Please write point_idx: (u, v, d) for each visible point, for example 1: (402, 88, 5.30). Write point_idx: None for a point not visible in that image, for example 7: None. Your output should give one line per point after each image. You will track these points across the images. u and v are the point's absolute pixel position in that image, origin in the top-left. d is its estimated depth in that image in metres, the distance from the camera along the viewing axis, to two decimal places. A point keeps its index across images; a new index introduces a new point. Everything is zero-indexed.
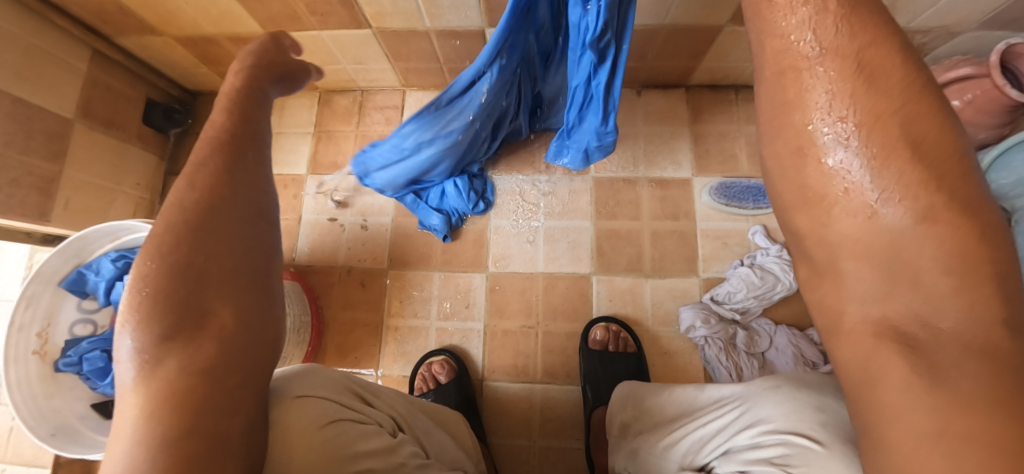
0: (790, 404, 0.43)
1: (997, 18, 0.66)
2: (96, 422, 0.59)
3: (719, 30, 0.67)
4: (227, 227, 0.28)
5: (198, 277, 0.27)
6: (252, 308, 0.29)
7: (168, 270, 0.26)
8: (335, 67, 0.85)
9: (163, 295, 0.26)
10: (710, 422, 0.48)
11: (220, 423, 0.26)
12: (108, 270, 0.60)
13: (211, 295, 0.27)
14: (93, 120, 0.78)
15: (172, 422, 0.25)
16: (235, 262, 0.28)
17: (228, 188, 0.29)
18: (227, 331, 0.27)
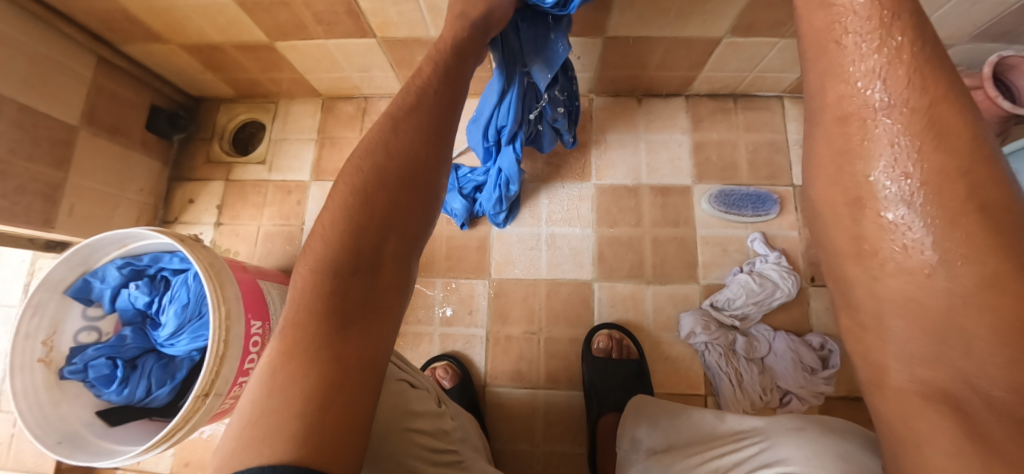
0: (809, 448, 0.44)
1: (989, 31, 0.67)
2: (101, 429, 0.58)
3: (718, 42, 0.69)
4: (397, 196, 0.37)
5: (381, 231, 0.35)
6: (406, 265, 0.37)
7: (353, 224, 0.34)
8: (340, 74, 0.86)
9: (350, 240, 0.34)
10: (735, 457, 0.49)
11: (376, 349, 0.33)
12: (114, 277, 0.62)
13: (387, 246, 0.35)
14: (98, 127, 0.79)
15: (337, 343, 0.31)
16: (404, 226, 0.37)
17: (392, 192, 0.37)
18: (389, 279, 0.35)
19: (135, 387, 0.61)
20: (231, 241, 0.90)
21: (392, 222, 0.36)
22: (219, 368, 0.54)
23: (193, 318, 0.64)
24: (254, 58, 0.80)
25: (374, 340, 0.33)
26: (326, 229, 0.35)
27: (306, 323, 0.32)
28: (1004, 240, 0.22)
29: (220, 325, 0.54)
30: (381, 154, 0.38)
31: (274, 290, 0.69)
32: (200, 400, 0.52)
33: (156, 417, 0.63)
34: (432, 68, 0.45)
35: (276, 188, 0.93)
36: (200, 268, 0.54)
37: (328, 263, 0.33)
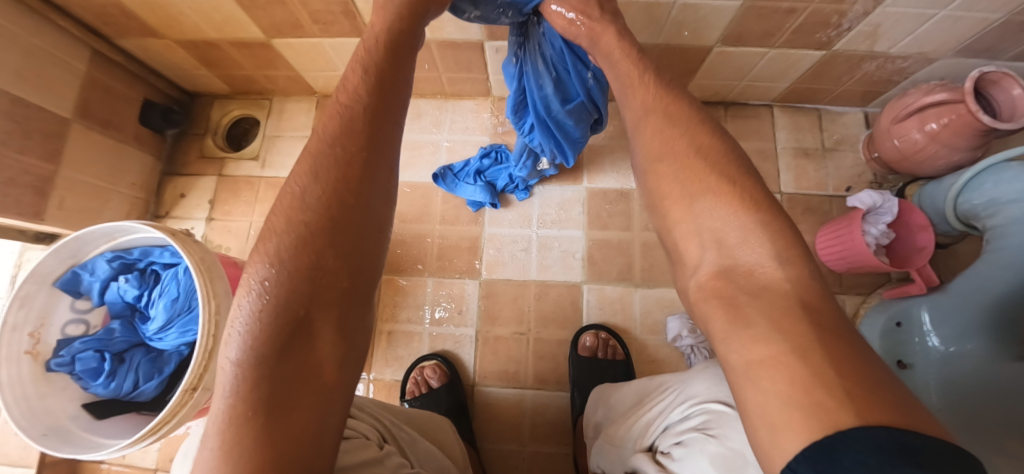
0: (711, 377, 0.45)
1: (972, 46, 0.69)
2: (88, 422, 0.58)
3: (709, 50, 0.73)
4: (326, 252, 0.29)
5: (306, 300, 0.28)
6: (361, 296, 0.31)
7: (273, 297, 0.28)
8: (335, 73, 0.86)
9: (269, 318, 0.27)
10: (656, 408, 0.49)
11: (317, 403, 0.28)
12: (103, 270, 0.62)
13: (321, 281, 0.29)
14: (91, 121, 0.79)
15: (257, 449, 0.25)
16: (341, 289, 0.29)
17: (327, 217, 0.29)
18: (332, 359, 0.29)
19: (122, 380, 0.61)
20: (223, 237, 0.90)
21: (319, 286, 0.28)
22: (209, 363, 0.54)
23: (183, 312, 0.64)
24: (250, 56, 0.81)
25: (304, 435, 0.27)
26: (248, 286, 0.28)
27: (224, 419, 0.26)
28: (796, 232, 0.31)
29: (210, 319, 0.54)
30: (301, 203, 0.29)
31: None
32: (188, 394, 0.52)
33: (143, 410, 0.62)
34: (367, 53, 0.35)
35: (269, 185, 0.93)
36: (191, 262, 0.54)
37: (243, 352, 0.27)
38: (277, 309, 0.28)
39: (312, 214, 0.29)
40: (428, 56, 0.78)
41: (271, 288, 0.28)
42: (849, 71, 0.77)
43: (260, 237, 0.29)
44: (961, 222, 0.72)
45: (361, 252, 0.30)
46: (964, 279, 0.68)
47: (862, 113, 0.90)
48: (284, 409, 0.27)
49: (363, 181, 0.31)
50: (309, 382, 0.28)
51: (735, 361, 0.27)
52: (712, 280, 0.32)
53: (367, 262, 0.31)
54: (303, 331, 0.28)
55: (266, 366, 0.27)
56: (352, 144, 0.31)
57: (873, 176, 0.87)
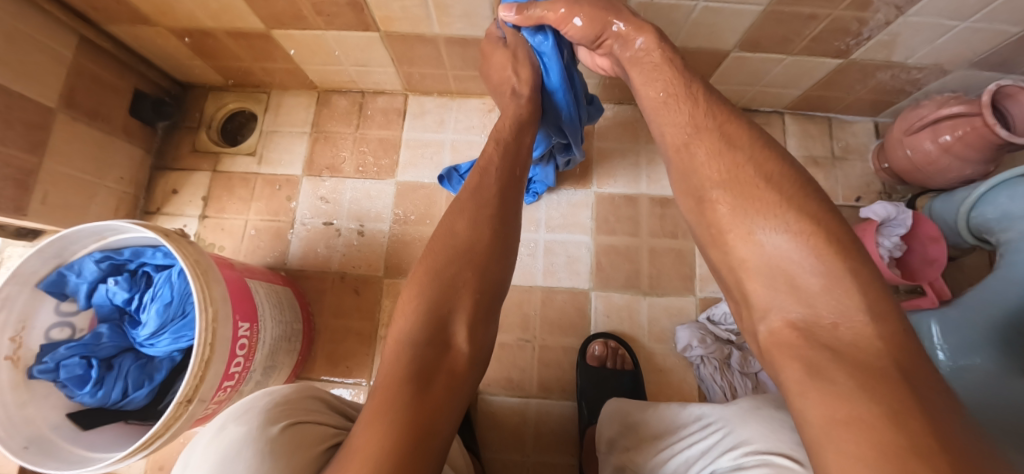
0: (766, 425, 0.46)
1: (988, 59, 0.68)
2: (72, 433, 0.55)
3: (726, 55, 0.71)
4: (468, 270, 0.43)
5: (451, 302, 0.42)
6: (481, 308, 0.43)
7: (430, 301, 0.41)
8: (337, 67, 0.83)
9: (429, 311, 0.41)
10: (692, 440, 0.50)
11: (451, 380, 0.38)
12: (90, 272, 0.59)
13: (457, 292, 0.43)
14: (77, 111, 0.74)
15: (413, 413, 0.34)
16: (474, 298, 0.43)
17: (466, 249, 0.45)
18: (464, 353, 0.40)
19: (110, 388, 0.58)
20: (216, 235, 0.87)
21: (459, 293, 0.43)
22: (205, 373, 0.51)
23: (176, 317, 0.60)
24: (247, 47, 0.77)
25: (439, 407, 0.36)
26: (414, 287, 0.43)
27: (389, 383, 0.36)
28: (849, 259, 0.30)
29: (208, 327, 0.51)
30: (450, 236, 0.45)
31: (262, 289, 0.66)
32: (182, 407, 0.49)
33: (131, 419, 0.60)
34: (503, 130, 0.53)
35: (264, 181, 0.89)
36: (187, 266, 0.51)
37: (411, 335, 0.40)
38: (428, 306, 0.41)
39: (454, 243, 0.45)
40: (435, 53, 0.75)
41: (426, 290, 0.42)
42: (863, 80, 0.76)
43: (423, 258, 0.45)
44: (973, 235, 0.72)
45: (485, 275, 0.44)
46: (976, 293, 0.67)
47: (872, 122, 0.89)
48: (430, 381, 0.37)
49: (498, 227, 0.47)
50: (444, 365, 0.39)
51: (814, 417, 0.27)
52: (788, 331, 0.32)
53: (494, 280, 0.45)
54: (445, 325, 0.41)
55: (419, 347, 0.39)
56: (479, 197, 0.48)
57: (882, 186, 0.87)
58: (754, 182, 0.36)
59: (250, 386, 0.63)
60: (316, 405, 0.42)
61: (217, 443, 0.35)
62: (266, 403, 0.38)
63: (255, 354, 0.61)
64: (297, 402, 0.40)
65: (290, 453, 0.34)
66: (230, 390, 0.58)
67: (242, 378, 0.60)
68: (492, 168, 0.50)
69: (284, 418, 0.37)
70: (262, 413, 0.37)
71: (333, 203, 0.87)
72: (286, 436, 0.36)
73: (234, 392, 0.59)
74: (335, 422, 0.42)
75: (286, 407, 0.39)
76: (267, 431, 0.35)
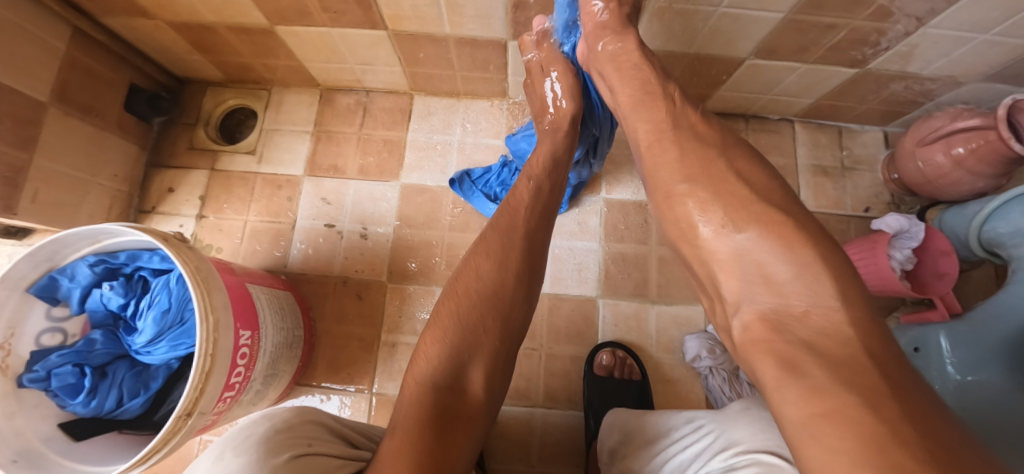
0: (757, 425, 0.43)
1: (1002, 72, 0.68)
2: (63, 445, 0.53)
3: (741, 62, 0.70)
4: (491, 316, 0.42)
5: (473, 347, 0.41)
6: (502, 349, 0.42)
7: (452, 343, 0.40)
8: (342, 65, 0.80)
9: (451, 357, 0.40)
10: (684, 444, 0.48)
11: (466, 425, 0.38)
12: (85, 276, 0.57)
13: (476, 334, 0.41)
14: (69, 106, 0.71)
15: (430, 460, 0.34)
16: (495, 346, 0.41)
17: (490, 290, 0.43)
18: (479, 394, 0.40)
19: (103, 398, 0.56)
20: (214, 236, 0.84)
21: (481, 340, 0.41)
22: (204, 385, 0.49)
23: (174, 325, 0.58)
24: (250, 43, 0.75)
25: (453, 453, 0.36)
26: (436, 328, 0.42)
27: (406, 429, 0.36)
28: None
29: (208, 338, 0.49)
30: (473, 274, 0.44)
31: (263, 295, 0.64)
32: (182, 420, 0.47)
33: (125, 429, 0.57)
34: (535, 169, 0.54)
35: (265, 182, 0.87)
36: (186, 272, 0.49)
37: (430, 379, 0.39)
38: (447, 350, 0.40)
39: (475, 282, 0.44)
40: (444, 53, 0.73)
41: (445, 332, 0.41)
42: (876, 90, 0.75)
43: (445, 296, 0.44)
44: (983, 249, 0.72)
45: (504, 314, 0.43)
46: (986, 309, 0.67)
47: (882, 132, 0.89)
48: (448, 427, 0.37)
49: (524, 264, 0.46)
50: (460, 409, 0.38)
51: (790, 415, 0.25)
52: (758, 324, 0.30)
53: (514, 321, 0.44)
54: (461, 369, 0.40)
55: (435, 392, 0.38)
56: (501, 232, 0.47)
57: (890, 197, 0.87)
58: (724, 176, 0.37)
59: (250, 396, 0.61)
60: (320, 434, 0.39)
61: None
62: (267, 430, 0.36)
63: (256, 363, 0.59)
64: (299, 428, 0.38)
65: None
66: (229, 401, 0.56)
67: (242, 388, 0.58)
68: (521, 206, 0.50)
69: (286, 449, 0.35)
70: (262, 442, 0.34)
71: (336, 205, 0.85)
72: (289, 466, 0.33)
73: (234, 402, 0.58)
74: (342, 451, 0.38)
75: (289, 434, 0.36)
76: (270, 460, 0.33)
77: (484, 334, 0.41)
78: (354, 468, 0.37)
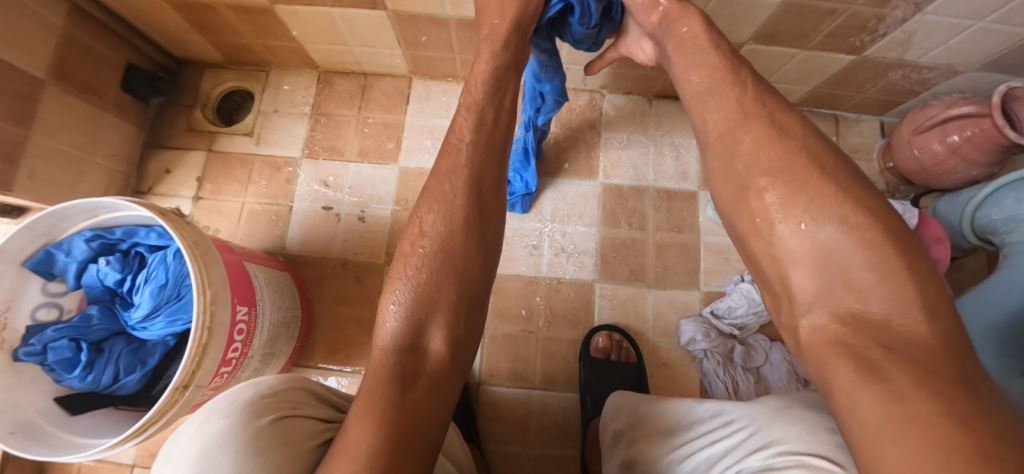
0: (801, 425, 0.42)
1: (998, 62, 0.68)
2: (62, 418, 0.53)
3: (740, 48, 0.70)
4: (439, 272, 0.41)
5: (429, 304, 0.40)
6: (462, 310, 0.41)
7: (408, 307, 0.40)
8: (341, 47, 0.80)
9: (409, 319, 0.40)
10: (712, 437, 0.47)
11: (432, 387, 0.38)
12: (81, 251, 0.56)
13: (433, 296, 0.40)
14: (66, 83, 0.71)
15: (392, 420, 0.35)
16: (452, 301, 0.41)
17: (441, 249, 0.41)
18: (441, 356, 0.40)
19: (100, 373, 0.56)
20: (212, 218, 0.84)
21: (436, 296, 0.41)
22: (201, 358, 0.49)
23: (171, 300, 0.58)
24: (248, 22, 0.74)
25: (422, 412, 0.37)
26: (397, 291, 0.41)
27: (369, 394, 0.37)
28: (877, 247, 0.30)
29: (205, 311, 0.49)
30: (423, 234, 0.42)
31: (261, 274, 0.64)
32: (179, 392, 0.48)
33: (121, 404, 0.58)
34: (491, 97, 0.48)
35: (263, 163, 0.86)
36: (184, 246, 0.49)
37: (391, 342, 0.39)
38: (410, 314, 0.40)
39: (427, 244, 0.42)
40: (445, 35, 0.73)
41: (404, 296, 0.40)
42: (874, 79, 0.76)
43: (399, 259, 0.42)
44: (976, 236, 0.74)
45: (465, 277, 0.42)
46: (977, 293, 0.68)
47: (879, 122, 0.89)
48: (414, 389, 0.38)
49: (485, 219, 0.44)
50: (428, 372, 0.39)
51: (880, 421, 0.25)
52: (834, 328, 0.30)
53: (473, 281, 0.42)
54: (422, 333, 0.40)
55: (398, 357, 0.39)
56: (462, 189, 0.43)
57: (886, 186, 0.87)
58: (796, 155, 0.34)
59: (248, 373, 0.62)
60: (307, 398, 0.42)
61: (196, 436, 0.34)
62: (252, 395, 0.38)
63: (253, 340, 0.59)
64: (285, 393, 0.40)
65: (276, 447, 0.34)
66: (227, 376, 0.56)
67: (240, 365, 0.58)
68: (457, 150, 0.45)
69: (270, 412, 0.37)
70: (247, 405, 0.36)
71: (335, 188, 0.85)
72: (272, 429, 0.35)
73: (232, 378, 0.58)
74: (325, 414, 0.41)
75: (275, 399, 0.38)
76: (252, 423, 0.35)
77: (446, 295, 0.41)
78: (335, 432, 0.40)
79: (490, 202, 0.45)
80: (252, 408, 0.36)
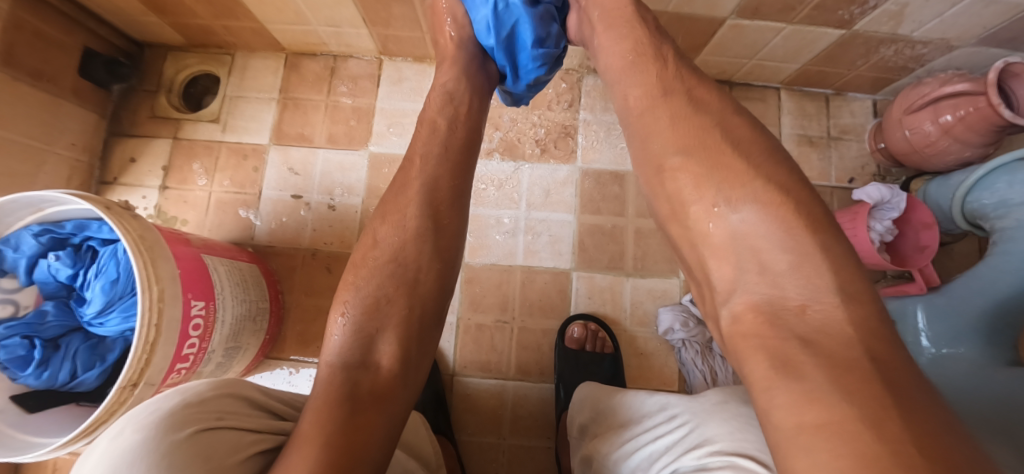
0: (735, 423, 0.42)
1: (997, 35, 0.64)
2: (16, 417, 0.50)
3: (722, 22, 0.66)
4: (392, 283, 0.43)
5: (378, 319, 0.41)
6: (411, 329, 0.43)
7: (357, 321, 0.41)
8: (306, 27, 0.76)
9: (356, 334, 0.41)
10: (656, 433, 0.46)
11: (380, 403, 0.38)
12: (29, 246, 0.54)
13: (384, 312, 0.42)
14: (18, 71, 0.67)
15: (339, 441, 0.34)
16: (402, 316, 0.42)
17: (389, 267, 0.43)
18: (388, 372, 0.40)
19: (57, 370, 0.54)
20: (179, 208, 0.82)
21: (386, 308, 0.42)
22: (151, 356, 0.48)
23: (125, 295, 0.57)
24: (205, 3, 0.70)
25: (363, 438, 0.35)
26: (349, 306, 0.42)
27: (315, 413, 0.36)
28: (827, 241, 0.28)
29: (151, 308, 0.47)
30: (375, 248, 0.44)
31: (221, 266, 0.62)
32: (127, 391, 0.46)
33: (83, 401, 0.56)
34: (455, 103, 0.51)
35: (230, 151, 0.83)
36: (128, 241, 0.47)
37: (339, 358, 0.40)
38: (361, 325, 0.41)
39: (379, 261, 0.44)
40: (412, 13, 0.69)
41: (351, 310, 0.41)
42: (865, 55, 0.72)
43: (344, 284, 0.43)
44: (966, 221, 0.71)
45: (415, 295, 0.43)
46: (964, 281, 0.66)
47: (871, 101, 0.85)
48: (361, 407, 0.37)
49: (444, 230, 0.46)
50: (376, 392, 0.39)
51: (783, 422, 0.24)
52: None
53: (421, 299, 0.44)
54: (371, 349, 0.41)
55: (344, 374, 0.39)
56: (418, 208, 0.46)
57: (876, 169, 0.84)
58: (707, 144, 0.33)
59: (210, 368, 0.60)
60: (239, 407, 0.39)
61: (106, 453, 0.30)
62: (174, 405, 0.34)
63: (213, 335, 0.58)
64: (212, 402, 0.36)
65: (191, 465, 0.30)
66: (184, 373, 0.55)
67: (199, 360, 0.57)
68: (416, 163, 0.48)
69: (190, 425, 0.33)
70: (165, 416, 0.32)
71: (303, 175, 0.82)
72: (192, 446, 0.31)
73: (191, 374, 0.57)
74: (259, 424, 0.39)
75: (197, 409, 0.34)
76: (164, 439, 0.31)
77: (399, 313, 0.42)
78: (266, 445, 0.37)
79: (443, 212, 0.47)
80: (169, 419, 0.32)
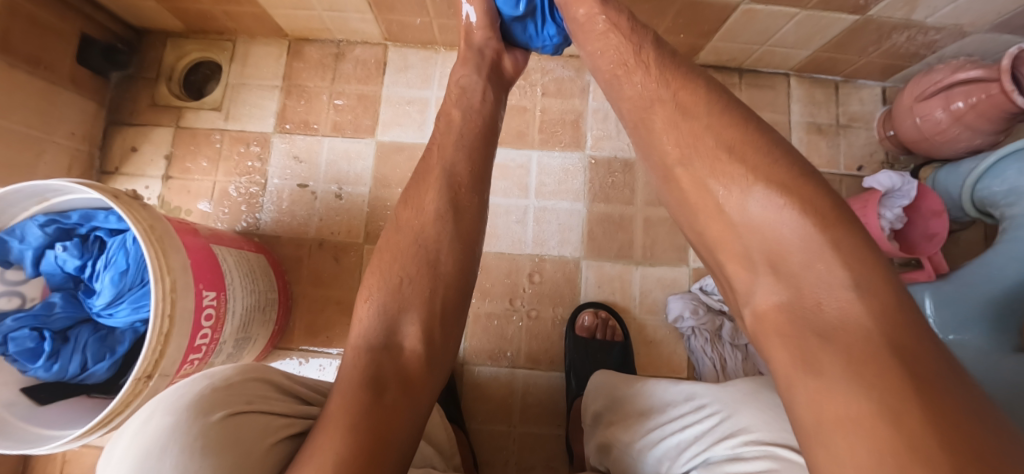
0: (770, 413, 0.42)
1: (1011, 22, 0.64)
2: (28, 410, 0.50)
3: (736, 7, 0.65)
4: (415, 266, 0.43)
5: (403, 302, 0.42)
6: (436, 308, 0.42)
7: (383, 300, 0.41)
8: (309, 12, 0.74)
9: (382, 315, 0.41)
10: (684, 422, 0.46)
11: (404, 385, 0.38)
12: (35, 237, 0.53)
13: (408, 292, 0.42)
14: (14, 57, 0.65)
15: (368, 423, 0.33)
16: (425, 296, 0.42)
17: (413, 249, 0.43)
18: (414, 354, 0.40)
19: (66, 362, 0.54)
20: (182, 198, 0.80)
21: (411, 288, 0.42)
22: (164, 346, 0.47)
23: (134, 286, 0.56)
24: None
25: (394, 419, 0.35)
26: (376, 291, 0.42)
27: (340, 393, 0.35)
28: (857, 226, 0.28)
29: (163, 298, 0.46)
30: (402, 225, 0.45)
31: (230, 257, 0.61)
32: (142, 383, 0.46)
33: (94, 393, 0.57)
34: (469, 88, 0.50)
35: (233, 139, 0.82)
36: (138, 230, 0.46)
37: (365, 341, 0.40)
38: (389, 304, 0.41)
39: (406, 244, 0.44)
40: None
41: (376, 295, 0.42)
42: (877, 41, 0.71)
43: (371, 268, 0.44)
44: (976, 208, 0.71)
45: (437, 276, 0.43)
46: (972, 268, 0.65)
47: (880, 88, 0.85)
48: (387, 389, 0.37)
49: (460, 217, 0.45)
50: (399, 373, 0.38)
51: None
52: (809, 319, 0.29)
53: (442, 276, 0.43)
54: (396, 330, 0.41)
55: (369, 355, 0.39)
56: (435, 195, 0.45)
57: (885, 157, 0.84)
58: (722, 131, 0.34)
59: (221, 360, 0.60)
60: (265, 390, 0.38)
61: (138, 436, 0.29)
62: (204, 388, 0.33)
63: (224, 326, 0.57)
64: (241, 387, 0.36)
65: (222, 450, 0.30)
66: (197, 363, 0.55)
67: (211, 351, 0.56)
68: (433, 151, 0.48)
69: (221, 408, 0.32)
70: (197, 399, 0.32)
71: (309, 164, 0.81)
72: (224, 428, 0.31)
73: (204, 365, 0.57)
74: (287, 409, 0.38)
75: (226, 393, 0.34)
76: (197, 422, 0.30)
77: (421, 294, 0.42)
78: (294, 431, 0.37)
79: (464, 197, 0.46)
80: (198, 403, 0.31)
